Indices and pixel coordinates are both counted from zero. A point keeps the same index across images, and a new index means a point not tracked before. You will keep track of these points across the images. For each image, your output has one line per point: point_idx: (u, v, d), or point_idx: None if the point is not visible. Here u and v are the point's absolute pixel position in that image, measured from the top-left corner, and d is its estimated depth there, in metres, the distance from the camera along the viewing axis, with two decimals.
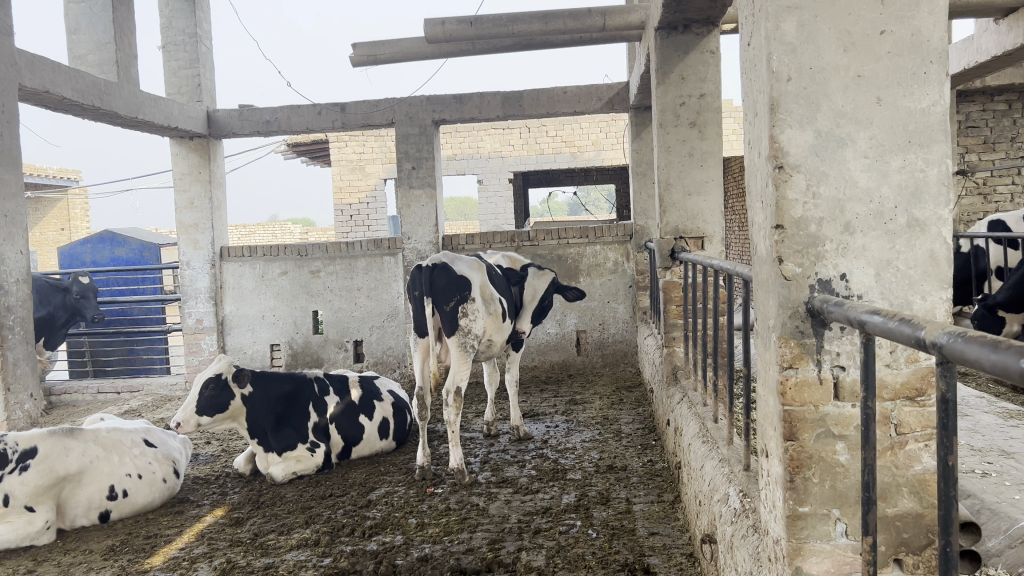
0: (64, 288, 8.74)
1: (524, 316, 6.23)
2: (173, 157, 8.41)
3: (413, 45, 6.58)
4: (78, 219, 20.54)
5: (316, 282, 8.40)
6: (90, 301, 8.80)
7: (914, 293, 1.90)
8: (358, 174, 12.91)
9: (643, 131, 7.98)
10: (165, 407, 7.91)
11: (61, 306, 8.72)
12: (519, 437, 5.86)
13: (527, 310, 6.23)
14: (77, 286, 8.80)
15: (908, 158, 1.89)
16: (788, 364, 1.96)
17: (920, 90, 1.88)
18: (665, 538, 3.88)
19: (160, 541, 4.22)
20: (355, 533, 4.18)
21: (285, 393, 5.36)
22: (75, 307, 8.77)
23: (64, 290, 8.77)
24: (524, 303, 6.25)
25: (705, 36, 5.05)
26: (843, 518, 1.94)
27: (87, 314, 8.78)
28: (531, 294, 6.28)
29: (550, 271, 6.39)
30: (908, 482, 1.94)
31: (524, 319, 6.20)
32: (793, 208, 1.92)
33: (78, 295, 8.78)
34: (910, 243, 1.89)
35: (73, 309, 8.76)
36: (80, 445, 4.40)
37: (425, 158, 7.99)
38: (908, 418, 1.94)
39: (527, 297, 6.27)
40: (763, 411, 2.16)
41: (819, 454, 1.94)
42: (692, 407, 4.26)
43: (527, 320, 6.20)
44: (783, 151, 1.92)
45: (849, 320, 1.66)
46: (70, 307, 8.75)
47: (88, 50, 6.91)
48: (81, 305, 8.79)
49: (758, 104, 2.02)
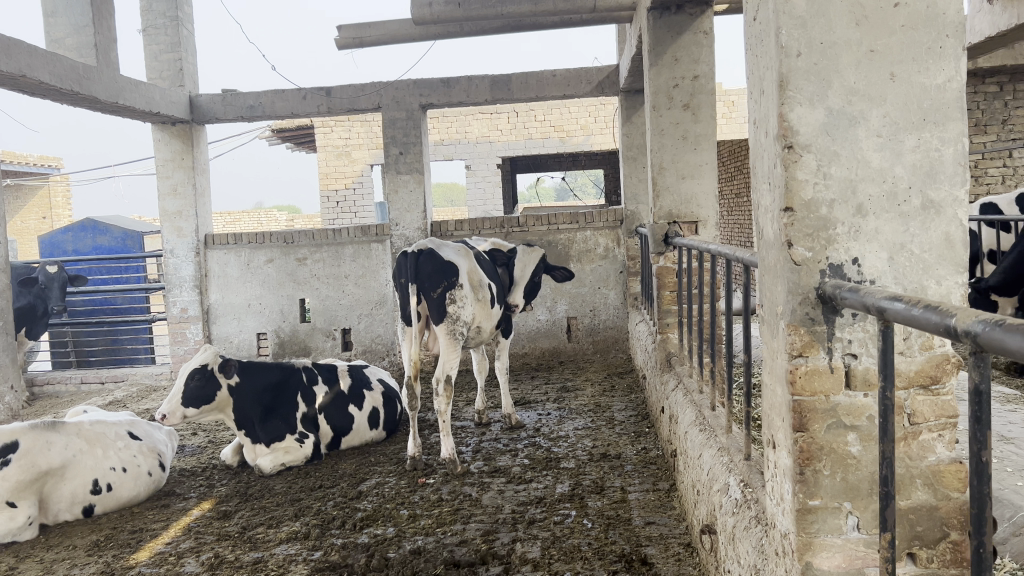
0: (32, 277, 8.75)
1: (517, 292, 6.11)
2: (155, 143, 8.25)
3: (401, 27, 6.46)
4: (60, 208, 20.33)
5: (303, 270, 8.29)
6: (56, 290, 8.78)
7: (928, 278, 1.82)
8: (344, 160, 12.77)
9: (633, 115, 7.88)
10: (150, 397, 7.80)
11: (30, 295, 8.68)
12: (511, 425, 5.79)
13: (520, 286, 6.13)
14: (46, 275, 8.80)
15: (923, 136, 1.81)
16: (798, 352, 1.88)
17: (934, 66, 1.80)
18: (662, 528, 3.82)
19: (145, 536, 4.12)
20: (346, 526, 4.10)
21: (272, 383, 5.25)
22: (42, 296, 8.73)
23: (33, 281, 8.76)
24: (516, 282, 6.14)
25: (699, 17, 4.96)
26: (854, 511, 1.88)
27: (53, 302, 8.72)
28: (522, 272, 6.16)
29: (538, 248, 6.27)
30: (921, 474, 1.87)
31: (516, 294, 6.10)
32: (803, 189, 1.84)
33: (46, 284, 8.77)
34: (924, 226, 1.82)
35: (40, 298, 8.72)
36: (63, 439, 4.29)
37: (412, 144, 7.87)
38: (922, 407, 1.87)
39: (516, 277, 6.16)
40: (770, 401, 2.09)
41: (830, 446, 1.87)
42: (688, 394, 4.20)
43: (519, 295, 6.10)
44: (793, 130, 1.84)
45: (866, 307, 1.59)
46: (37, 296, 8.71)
47: (66, 33, 6.73)
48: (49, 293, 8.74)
49: (765, 82, 1.94)
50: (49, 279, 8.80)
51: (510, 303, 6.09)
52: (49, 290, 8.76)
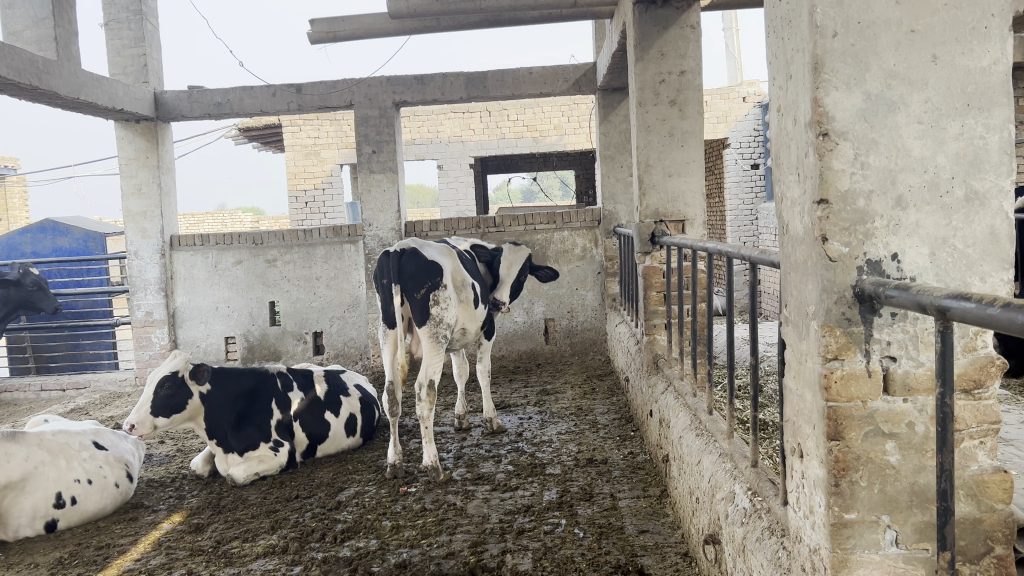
0: (17, 280, 8.03)
1: (503, 289, 6.01)
2: (118, 141, 7.96)
3: (376, 21, 6.26)
4: (17, 209, 19.86)
5: (272, 272, 8.06)
6: (45, 294, 8.16)
7: (972, 275, 1.71)
8: (313, 159, 12.53)
9: (611, 114, 7.77)
10: (114, 404, 7.54)
11: (11, 300, 8.05)
12: (492, 430, 5.63)
13: (505, 284, 6.02)
14: (30, 278, 8.06)
15: (967, 122, 1.69)
16: (833, 355, 1.76)
17: (979, 47, 1.68)
18: (657, 536, 3.69)
19: (113, 552, 3.90)
20: (327, 539, 3.91)
21: (246, 390, 5.04)
22: (28, 300, 8.10)
23: (15, 283, 8.05)
24: (501, 279, 6.03)
25: (686, 11, 4.84)
26: (893, 525, 1.74)
27: (41, 308, 8.16)
28: (511, 270, 6.06)
29: (525, 247, 6.16)
30: (964, 484, 1.75)
31: (502, 290, 5.99)
32: (839, 179, 1.71)
33: (31, 288, 8.09)
34: (968, 219, 1.69)
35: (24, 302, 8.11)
36: (24, 450, 4.06)
37: (385, 142, 7.69)
38: (963, 413, 1.75)
39: (500, 275, 6.03)
40: (798, 407, 1.97)
41: (868, 455, 1.74)
42: (680, 396, 4.08)
43: (505, 291, 6.01)
44: (828, 116, 1.71)
45: (922, 306, 1.48)
46: (20, 300, 8.09)
47: (24, 25, 6.42)
48: (36, 298, 8.11)
49: (797, 63, 1.81)
50: (35, 282, 8.13)
51: (496, 300, 5.99)
52: (38, 294, 8.13)
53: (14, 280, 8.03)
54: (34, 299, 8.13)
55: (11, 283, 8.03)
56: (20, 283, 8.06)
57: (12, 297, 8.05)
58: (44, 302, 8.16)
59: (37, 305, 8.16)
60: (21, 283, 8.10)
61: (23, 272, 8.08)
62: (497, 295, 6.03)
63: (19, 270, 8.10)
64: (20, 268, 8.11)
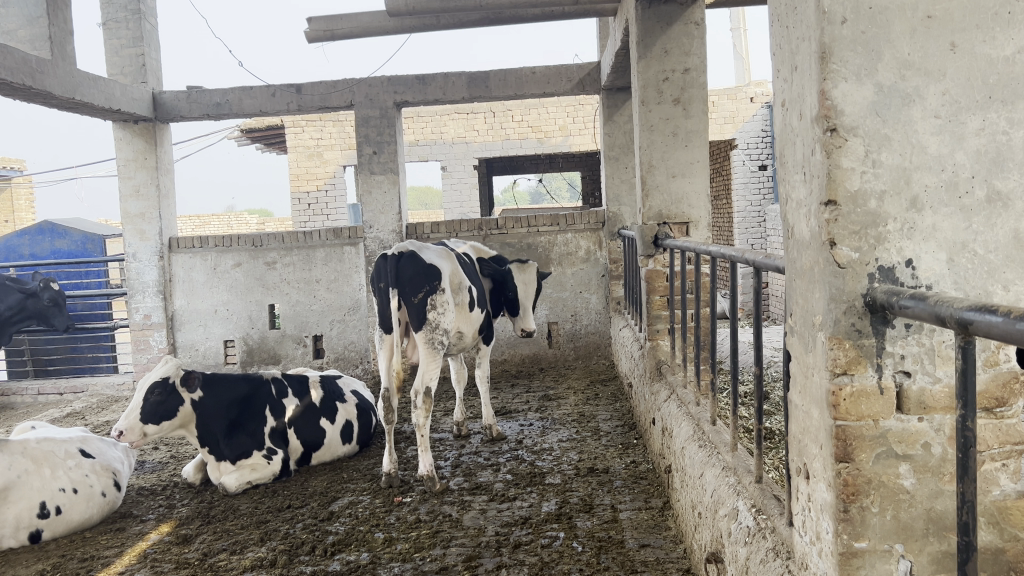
0: (34, 293, 7.91)
1: (525, 316, 6.07)
2: (116, 142, 7.86)
3: (375, 19, 6.14)
4: (23, 211, 19.87)
5: (272, 274, 7.95)
6: (59, 312, 8.03)
7: (994, 283, 1.58)
8: (316, 160, 12.43)
9: (615, 114, 7.62)
10: (111, 409, 7.44)
11: (26, 310, 7.96)
12: (491, 437, 5.50)
13: (527, 309, 6.07)
14: (48, 293, 7.93)
15: (989, 117, 1.56)
16: (842, 370, 1.61)
17: (1003, 34, 1.55)
18: (658, 551, 3.55)
19: (97, 564, 3.78)
20: (317, 552, 3.78)
21: (239, 397, 4.92)
22: (42, 314, 7.99)
23: (32, 294, 7.94)
24: (521, 304, 6.04)
25: (690, 7, 4.72)
26: (907, 555, 1.60)
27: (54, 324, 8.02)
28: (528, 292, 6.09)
29: (531, 263, 6.12)
30: (985, 511, 1.62)
31: (525, 319, 6.05)
32: (848, 179, 1.57)
33: (48, 303, 7.96)
34: (990, 222, 1.56)
35: (38, 315, 8.01)
36: (5, 458, 3.97)
37: (386, 142, 7.57)
38: (984, 433, 1.61)
39: (520, 300, 6.04)
40: (803, 424, 1.83)
41: (880, 479, 1.60)
42: (683, 406, 3.94)
43: (528, 319, 6.06)
44: (837, 110, 1.57)
45: (939, 318, 1.34)
46: (34, 313, 7.99)
47: (18, 24, 6.33)
48: (49, 314, 7.99)
49: (801, 53, 1.68)
50: (53, 298, 7.98)
51: (524, 330, 6.06)
52: (52, 310, 8.00)
53: (32, 292, 7.93)
54: (48, 315, 8.00)
55: (29, 294, 7.93)
56: (38, 295, 7.96)
57: (28, 307, 7.96)
58: (58, 320, 8.02)
59: (50, 321, 8.03)
60: (40, 296, 7.98)
61: (44, 286, 7.94)
62: (522, 324, 6.09)
63: (41, 283, 7.94)
64: (42, 280, 7.96)
